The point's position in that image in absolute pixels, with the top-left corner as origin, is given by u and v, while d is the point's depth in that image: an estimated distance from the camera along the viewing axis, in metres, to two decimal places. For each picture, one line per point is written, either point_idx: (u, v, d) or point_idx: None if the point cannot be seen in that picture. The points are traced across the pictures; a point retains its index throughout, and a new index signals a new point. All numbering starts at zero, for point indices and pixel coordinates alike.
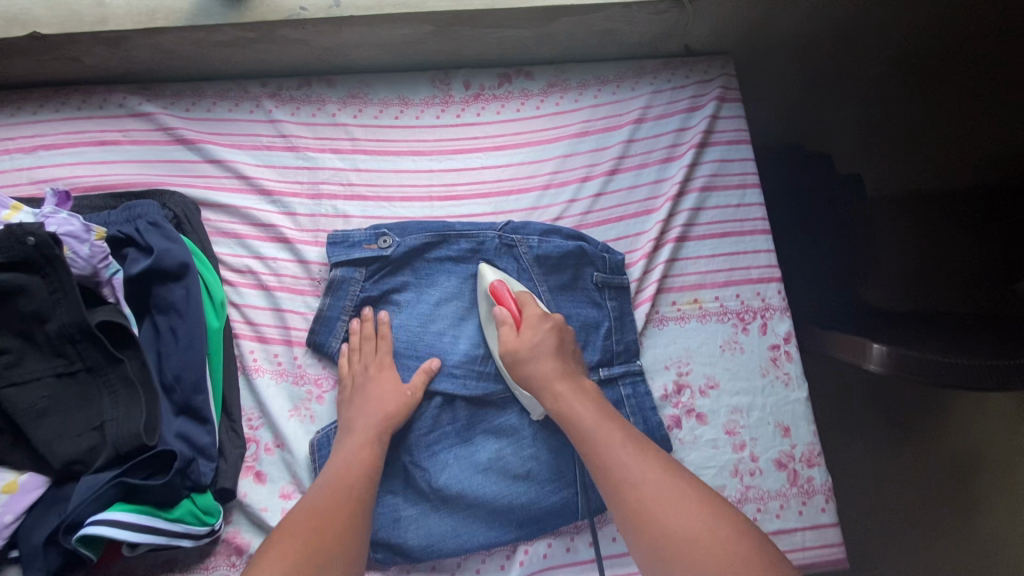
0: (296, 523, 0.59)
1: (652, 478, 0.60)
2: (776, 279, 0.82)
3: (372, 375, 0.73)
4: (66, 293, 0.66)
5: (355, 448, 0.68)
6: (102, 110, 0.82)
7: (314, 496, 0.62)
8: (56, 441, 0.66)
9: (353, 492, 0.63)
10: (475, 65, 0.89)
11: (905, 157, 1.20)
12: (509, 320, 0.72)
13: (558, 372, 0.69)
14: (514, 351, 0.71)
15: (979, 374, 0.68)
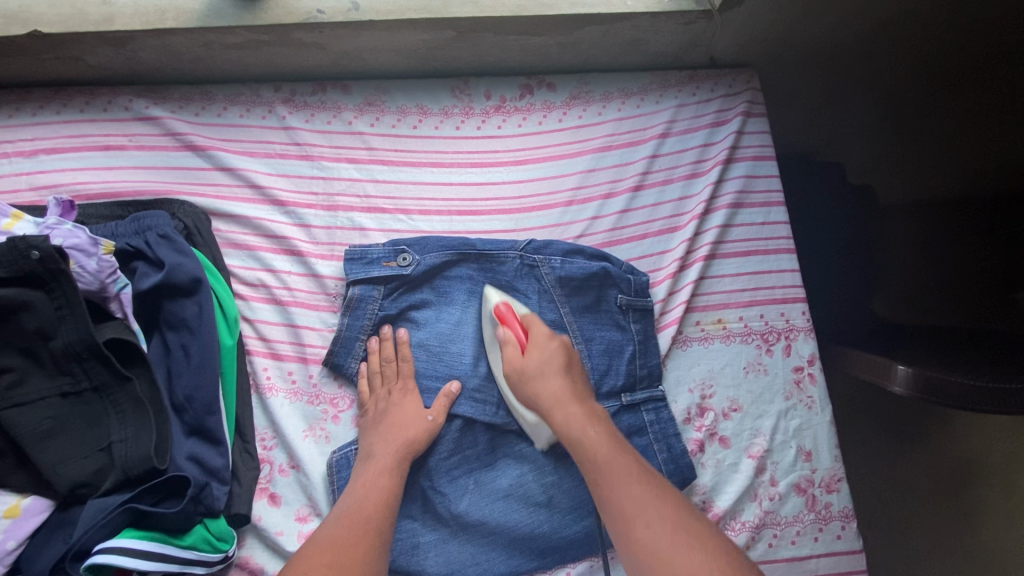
0: (317, 550, 0.56)
1: (657, 518, 0.56)
2: (801, 300, 0.81)
3: (395, 400, 0.71)
4: (73, 310, 0.63)
5: (376, 474, 0.66)
6: (107, 113, 0.79)
7: (330, 525, 0.60)
8: (60, 465, 0.62)
9: (370, 518, 0.61)
10: (495, 74, 0.87)
11: (914, 165, 1.17)
12: (513, 341, 0.71)
13: (571, 402, 0.66)
14: (519, 370, 0.69)
15: (1000, 398, 0.67)
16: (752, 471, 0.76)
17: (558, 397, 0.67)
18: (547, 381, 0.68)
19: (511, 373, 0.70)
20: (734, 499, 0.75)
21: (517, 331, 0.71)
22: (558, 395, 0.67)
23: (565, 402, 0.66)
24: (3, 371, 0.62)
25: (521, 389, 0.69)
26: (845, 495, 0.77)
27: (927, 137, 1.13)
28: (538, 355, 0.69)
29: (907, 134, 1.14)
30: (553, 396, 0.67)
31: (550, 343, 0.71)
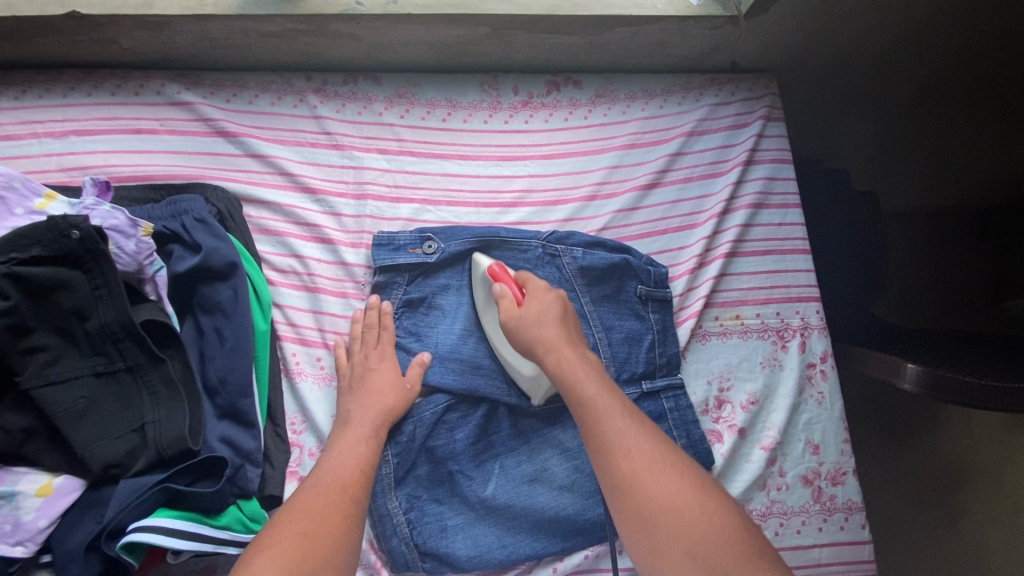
0: (295, 521, 0.57)
1: (650, 466, 0.57)
2: (814, 299, 0.84)
3: (373, 366, 0.71)
4: (111, 290, 0.63)
5: (354, 442, 0.66)
6: (138, 96, 0.79)
7: (305, 493, 0.60)
8: (94, 444, 0.62)
9: (347, 490, 0.61)
10: (523, 70, 0.88)
11: (912, 175, 1.20)
12: (509, 295, 0.68)
13: (566, 343, 0.65)
14: (518, 320, 0.66)
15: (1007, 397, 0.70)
16: (763, 462, 0.78)
17: (552, 340, 0.65)
18: (541, 325, 0.66)
19: (507, 322, 0.67)
20: (745, 487, 0.77)
21: (512, 288, 0.69)
22: (553, 339, 0.65)
23: (560, 347, 0.64)
24: (38, 350, 0.62)
25: (517, 337, 0.66)
26: (850, 488, 0.80)
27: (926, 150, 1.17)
28: (535, 305, 0.67)
29: (916, 142, 1.17)
30: (548, 341, 0.65)
31: (547, 295, 0.68)
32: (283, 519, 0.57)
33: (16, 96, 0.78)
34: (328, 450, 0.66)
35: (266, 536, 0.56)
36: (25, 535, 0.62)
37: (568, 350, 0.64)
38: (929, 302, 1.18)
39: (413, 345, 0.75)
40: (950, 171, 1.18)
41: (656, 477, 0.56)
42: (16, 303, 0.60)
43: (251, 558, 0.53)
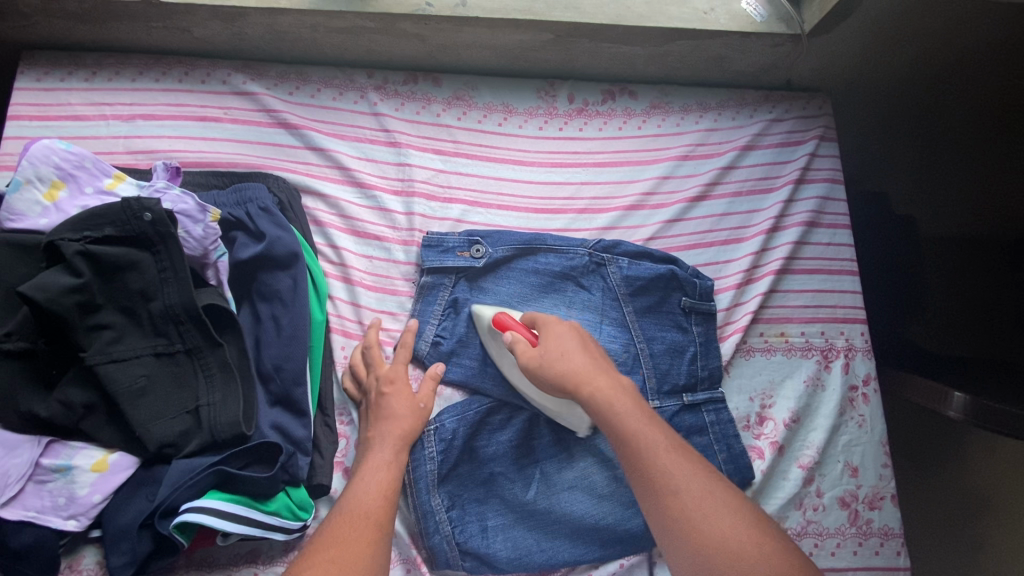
0: (320, 554, 0.52)
1: (694, 492, 0.54)
2: (860, 322, 0.83)
3: (387, 385, 0.69)
4: (176, 273, 0.65)
5: (373, 469, 0.62)
6: (204, 85, 0.80)
7: (333, 524, 0.56)
8: (152, 422, 0.63)
9: (371, 518, 0.57)
10: (580, 78, 0.89)
11: (950, 199, 1.16)
12: (522, 339, 0.65)
13: (578, 349, 0.64)
14: (539, 360, 0.63)
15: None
16: (800, 480, 0.76)
17: (586, 369, 0.62)
18: (571, 356, 0.63)
19: (528, 365, 0.63)
20: (781, 505, 0.76)
21: (523, 333, 0.67)
22: (586, 367, 0.62)
23: (590, 375, 0.61)
24: (104, 327, 0.63)
25: (543, 378, 0.63)
26: (888, 514, 0.78)
27: (968, 177, 1.14)
28: (552, 343, 0.64)
29: (970, 169, 1.13)
30: (581, 369, 0.62)
31: (560, 327, 0.66)
32: (313, 552, 0.53)
33: (87, 78, 0.79)
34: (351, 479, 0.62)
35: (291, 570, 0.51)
36: (80, 508, 0.63)
37: (604, 378, 0.61)
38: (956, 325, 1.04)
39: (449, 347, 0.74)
40: (987, 196, 1.13)
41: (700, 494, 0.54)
42: (88, 280, 0.62)
43: None
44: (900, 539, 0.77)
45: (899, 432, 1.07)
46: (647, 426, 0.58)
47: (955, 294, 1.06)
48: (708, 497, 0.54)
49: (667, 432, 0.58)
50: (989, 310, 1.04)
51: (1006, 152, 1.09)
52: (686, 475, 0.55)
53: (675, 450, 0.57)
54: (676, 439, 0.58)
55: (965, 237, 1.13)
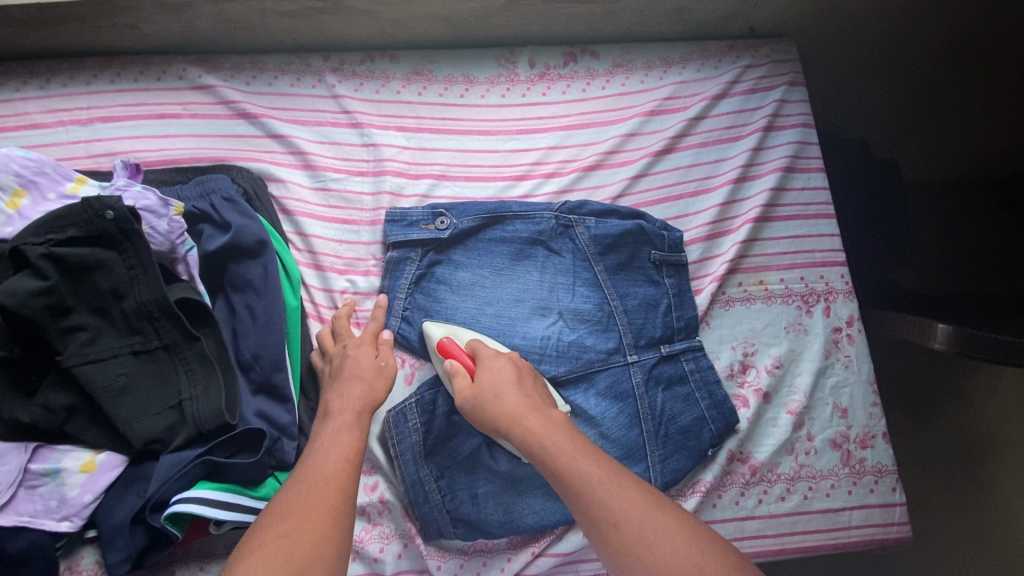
0: (278, 520, 0.52)
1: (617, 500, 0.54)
2: (839, 264, 0.82)
3: (352, 351, 0.68)
4: (145, 269, 0.64)
5: (334, 433, 0.61)
6: (161, 82, 0.80)
7: (291, 491, 0.55)
8: (135, 420, 0.64)
9: (333, 484, 0.55)
10: (540, 43, 0.88)
11: (919, 142, 1.18)
12: (461, 370, 0.65)
13: (529, 407, 0.61)
14: (475, 398, 0.62)
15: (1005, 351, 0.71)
16: (790, 426, 0.76)
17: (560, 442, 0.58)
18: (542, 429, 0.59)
19: (465, 403, 0.63)
20: (772, 452, 0.76)
21: (463, 361, 0.66)
22: (516, 406, 0.61)
23: (522, 412, 0.60)
24: (78, 330, 0.63)
25: (478, 415, 0.62)
26: (880, 452, 0.78)
27: (937, 118, 1.15)
28: (488, 376, 0.63)
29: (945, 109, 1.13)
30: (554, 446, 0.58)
31: (496, 362, 0.65)
32: (266, 524, 0.52)
33: (42, 85, 0.79)
34: (311, 444, 0.60)
35: (251, 536, 0.51)
36: (72, 509, 0.63)
37: (575, 449, 0.57)
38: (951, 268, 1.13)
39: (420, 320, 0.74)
40: (960, 141, 1.15)
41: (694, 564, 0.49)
42: (55, 282, 0.62)
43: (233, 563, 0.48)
44: (894, 475, 0.77)
45: (901, 382, 1.07)
46: (633, 502, 0.53)
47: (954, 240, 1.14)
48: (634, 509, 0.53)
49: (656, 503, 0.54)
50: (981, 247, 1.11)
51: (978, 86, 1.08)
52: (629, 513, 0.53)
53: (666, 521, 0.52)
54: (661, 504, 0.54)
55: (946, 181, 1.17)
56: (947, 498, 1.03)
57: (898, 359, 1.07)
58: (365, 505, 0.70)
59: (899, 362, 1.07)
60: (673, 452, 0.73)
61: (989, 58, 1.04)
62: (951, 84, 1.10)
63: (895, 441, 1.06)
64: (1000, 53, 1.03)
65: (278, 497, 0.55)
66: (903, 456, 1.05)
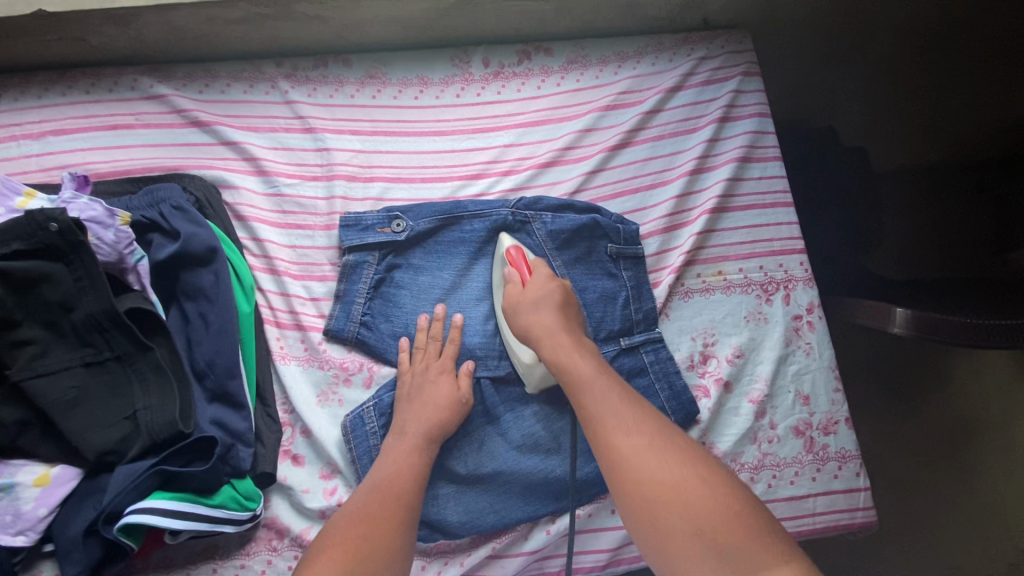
0: (351, 525, 0.57)
1: (629, 430, 0.55)
2: (799, 252, 0.82)
3: (432, 377, 0.70)
4: (93, 281, 0.64)
5: (404, 451, 0.65)
6: (112, 93, 0.79)
7: (361, 499, 0.60)
8: (88, 432, 0.63)
9: (401, 498, 0.60)
10: (494, 42, 0.88)
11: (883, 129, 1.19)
12: (515, 278, 0.70)
13: (562, 333, 0.64)
14: (516, 302, 0.68)
15: (977, 333, 0.70)
16: (751, 415, 0.76)
17: (588, 376, 0.60)
18: (575, 362, 0.61)
19: (507, 304, 0.69)
20: (734, 441, 0.76)
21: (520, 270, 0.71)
22: (547, 327, 0.65)
23: (554, 332, 0.64)
24: (25, 343, 0.63)
25: (512, 319, 0.68)
26: (844, 438, 0.77)
27: (899, 105, 1.16)
28: (536, 289, 0.68)
29: (921, 96, 1.13)
30: (584, 379, 0.60)
31: (550, 283, 0.68)
32: (342, 525, 0.57)
33: None
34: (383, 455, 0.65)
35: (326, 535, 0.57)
36: (26, 524, 0.63)
37: (612, 397, 0.58)
38: (926, 252, 1.18)
39: (379, 325, 0.74)
40: (922, 128, 1.17)
41: (692, 499, 0.50)
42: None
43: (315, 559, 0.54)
44: (858, 460, 0.77)
45: (884, 375, 1.11)
46: (640, 434, 0.54)
47: (929, 228, 1.18)
48: (644, 444, 0.54)
49: (677, 447, 0.54)
50: (960, 232, 1.16)
51: (956, 68, 1.08)
52: (639, 445, 0.54)
53: (682, 467, 0.52)
54: (685, 451, 0.54)
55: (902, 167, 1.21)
56: (935, 484, 1.06)
57: (877, 351, 1.11)
58: (324, 510, 0.69)
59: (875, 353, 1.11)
60: None
61: (943, 45, 1.06)
62: (909, 71, 1.11)
63: (856, 420, 1.10)
64: (955, 40, 1.04)
65: (347, 505, 0.60)
66: (888, 447, 1.08)
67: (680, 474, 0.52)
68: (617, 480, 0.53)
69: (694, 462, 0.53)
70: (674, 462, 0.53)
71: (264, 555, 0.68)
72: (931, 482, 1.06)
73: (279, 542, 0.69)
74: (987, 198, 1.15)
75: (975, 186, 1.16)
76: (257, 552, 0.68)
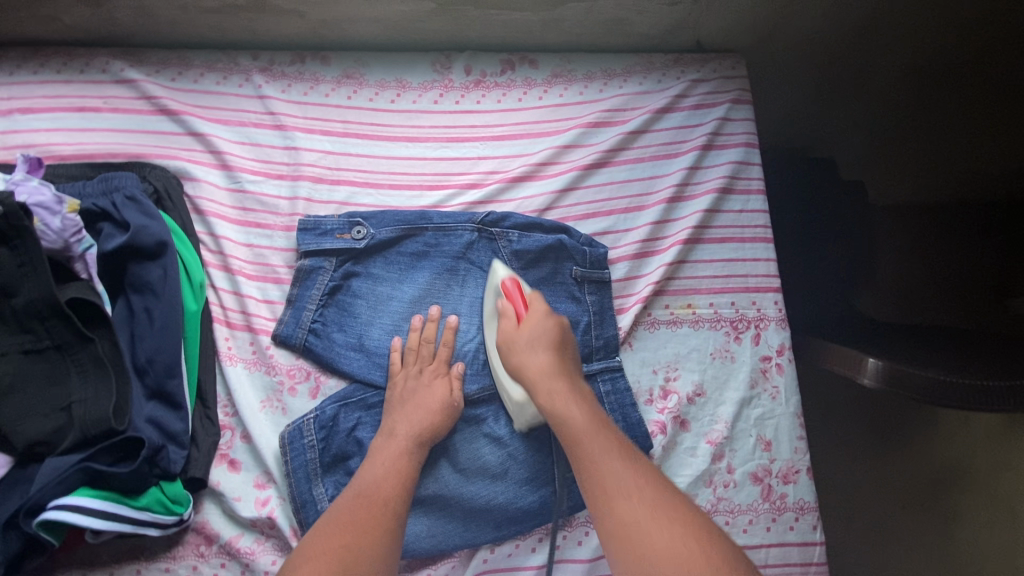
0: (330, 535, 0.56)
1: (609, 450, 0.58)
2: (774, 290, 0.79)
3: (425, 381, 0.69)
4: (35, 267, 0.62)
5: (393, 456, 0.64)
6: (84, 74, 0.78)
7: (345, 504, 0.59)
8: (19, 421, 0.62)
9: (386, 508, 0.59)
10: (478, 49, 0.86)
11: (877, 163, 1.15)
12: (510, 313, 0.69)
13: (560, 381, 0.64)
14: (509, 341, 0.67)
15: (939, 389, 0.67)
16: (708, 457, 0.74)
17: (585, 430, 0.59)
18: (571, 410, 0.61)
19: (501, 342, 0.68)
20: (688, 483, 0.73)
21: (516, 305, 0.69)
22: (539, 366, 0.65)
23: (546, 375, 0.64)
24: None
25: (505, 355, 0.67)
26: (803, 488, 0.74)
27: (897, 138, 1.12)
28: (532, 328, 0.67)
29: (922, 132, 1.10)
30: (566, 404, 0.62)
31: (545, 320, 0.68)
32: (325, 534, 0.56)
33: None
34: (368, 459, 0.64)
35: (307, 544, 0.56)
36: None
37: (585, 412, 0.61)
38: (924, 294, 1.11)
39: (329, 333, 0.72)
40: (916, 164, 1.14)
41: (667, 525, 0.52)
42: None
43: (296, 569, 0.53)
44: (815, 512, 0.74)
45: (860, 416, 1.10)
46: (615, 452, 0.58)
47: (930, 269, 1.12)
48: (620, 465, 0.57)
49: (659, 485, 0.56)
50: (960, 275, 1.10)
51: (955, 96, 1.05)
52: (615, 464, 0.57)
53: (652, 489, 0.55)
54: (681, 513, 0.54)
55: (902, 203, 1.16)
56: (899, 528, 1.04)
57: (850, 393, 1.10)
58: (253, 520, 0.67)
59: (847, 395, 1.10)
60: None
61: (944, 79, 1.03)
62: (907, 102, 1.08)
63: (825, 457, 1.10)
64: (959, 74, 1.02)
65: (331, 512, 0.59)
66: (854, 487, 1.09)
67: (651, 494, 0.55)
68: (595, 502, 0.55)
69: (695, 528, 0.53)
70: (675, 533, 0.52)
71: (190, 560, 0.67)
72: (900, 527, 1.04)
73: (206, 548, 0.67)
74: (993, 240, 1.10)
75: (982, 227, 1.11)
76: (184, 557, 0.67)
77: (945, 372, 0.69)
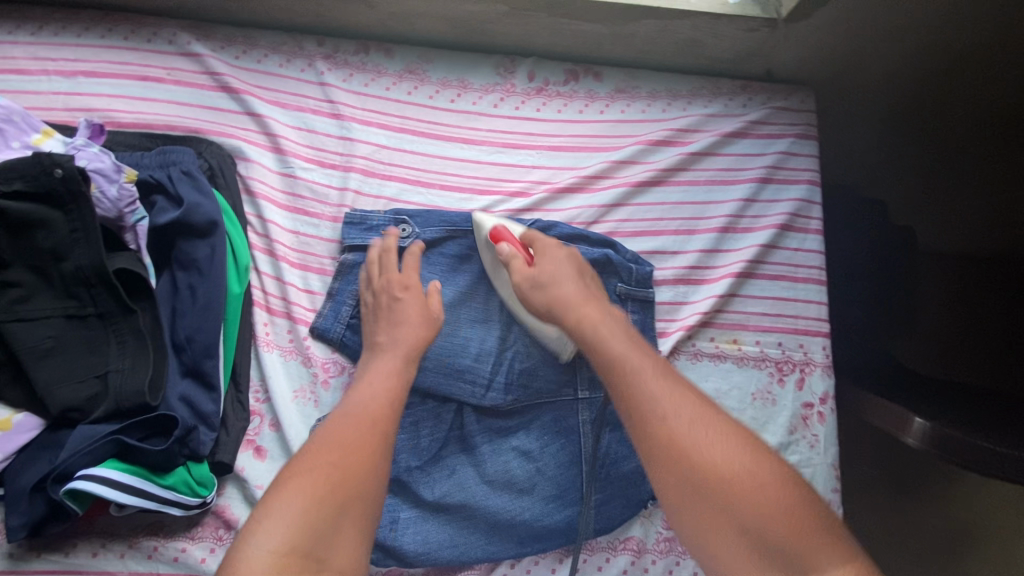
0: (316, 451, 0.51)
1: (682, 407, 0.52)
2: (823, 334, 0.77)
3: (401, 294, 0.66)
4: (88, 234, 0.62)
5: (382, 371, 0.60)
6: (150, 44, 0.78)
7: (332, 421, 0.55)
8: (57, 386, 0.61)
9: (378, 421, 0.55)
10: (543, 55, 0.84)
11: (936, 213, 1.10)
12: (519, 255, 0.66)
13: (591, 304, 0.61)
14: (530, 279, 0.64)
15: (982, 459, 0.63)
16: None
17: (632, 359, 0.55)
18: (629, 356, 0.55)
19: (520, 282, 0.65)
20: None
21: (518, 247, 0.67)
22: (574, 298, 0.62)
23: (581, 304, 0.61)
24: (12, 285, 0.62)
25: (530, 293, 0.64)
26: None
27: (958, 191, 1.07)
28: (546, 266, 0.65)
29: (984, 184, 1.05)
30: (625, 358, 0.55)
31: (559, 253, 0.66)
32: (312, 450, 0.52)
33: (32, 32, 0.77)
34: (358, 376, 0.60)
35: (298, 459, 0.51)
36: None
37: (647, 365, 0.55)
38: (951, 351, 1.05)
39: None
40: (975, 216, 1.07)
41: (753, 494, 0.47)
42: None
43: (281, 485, 0.49)
44: None
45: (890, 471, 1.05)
46: (684, 409, 0.52)
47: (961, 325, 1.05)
48: (699, 428, 0.50)
49: (743, 446, 0.50)
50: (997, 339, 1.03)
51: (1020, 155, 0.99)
52: (690, 424, 0.51)
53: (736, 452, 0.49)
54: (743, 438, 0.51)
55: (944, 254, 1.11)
56: None
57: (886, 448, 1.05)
58: None
59: (882, 451, 1.05)
60: (607, 504, 0.69)
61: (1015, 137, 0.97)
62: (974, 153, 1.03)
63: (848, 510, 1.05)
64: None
65: (322, 425, 0.55)
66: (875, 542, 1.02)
67: (734, 460, 0.49)
68: (662, 467, 0.50)
69: (753, 445, 0.50)
70: (769, 507, 0.47)
71: (209, 542, 0.66)
72: None
73: (225, 532, 0.67)
74: None
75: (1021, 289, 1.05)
76: (202, 538, 0.66)
77: (992, 440, 0.64)
